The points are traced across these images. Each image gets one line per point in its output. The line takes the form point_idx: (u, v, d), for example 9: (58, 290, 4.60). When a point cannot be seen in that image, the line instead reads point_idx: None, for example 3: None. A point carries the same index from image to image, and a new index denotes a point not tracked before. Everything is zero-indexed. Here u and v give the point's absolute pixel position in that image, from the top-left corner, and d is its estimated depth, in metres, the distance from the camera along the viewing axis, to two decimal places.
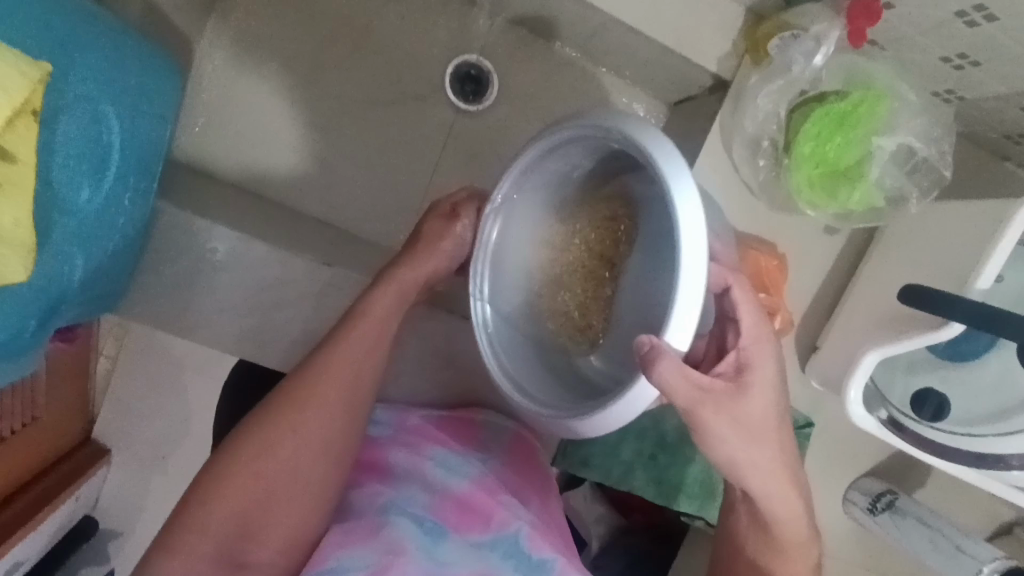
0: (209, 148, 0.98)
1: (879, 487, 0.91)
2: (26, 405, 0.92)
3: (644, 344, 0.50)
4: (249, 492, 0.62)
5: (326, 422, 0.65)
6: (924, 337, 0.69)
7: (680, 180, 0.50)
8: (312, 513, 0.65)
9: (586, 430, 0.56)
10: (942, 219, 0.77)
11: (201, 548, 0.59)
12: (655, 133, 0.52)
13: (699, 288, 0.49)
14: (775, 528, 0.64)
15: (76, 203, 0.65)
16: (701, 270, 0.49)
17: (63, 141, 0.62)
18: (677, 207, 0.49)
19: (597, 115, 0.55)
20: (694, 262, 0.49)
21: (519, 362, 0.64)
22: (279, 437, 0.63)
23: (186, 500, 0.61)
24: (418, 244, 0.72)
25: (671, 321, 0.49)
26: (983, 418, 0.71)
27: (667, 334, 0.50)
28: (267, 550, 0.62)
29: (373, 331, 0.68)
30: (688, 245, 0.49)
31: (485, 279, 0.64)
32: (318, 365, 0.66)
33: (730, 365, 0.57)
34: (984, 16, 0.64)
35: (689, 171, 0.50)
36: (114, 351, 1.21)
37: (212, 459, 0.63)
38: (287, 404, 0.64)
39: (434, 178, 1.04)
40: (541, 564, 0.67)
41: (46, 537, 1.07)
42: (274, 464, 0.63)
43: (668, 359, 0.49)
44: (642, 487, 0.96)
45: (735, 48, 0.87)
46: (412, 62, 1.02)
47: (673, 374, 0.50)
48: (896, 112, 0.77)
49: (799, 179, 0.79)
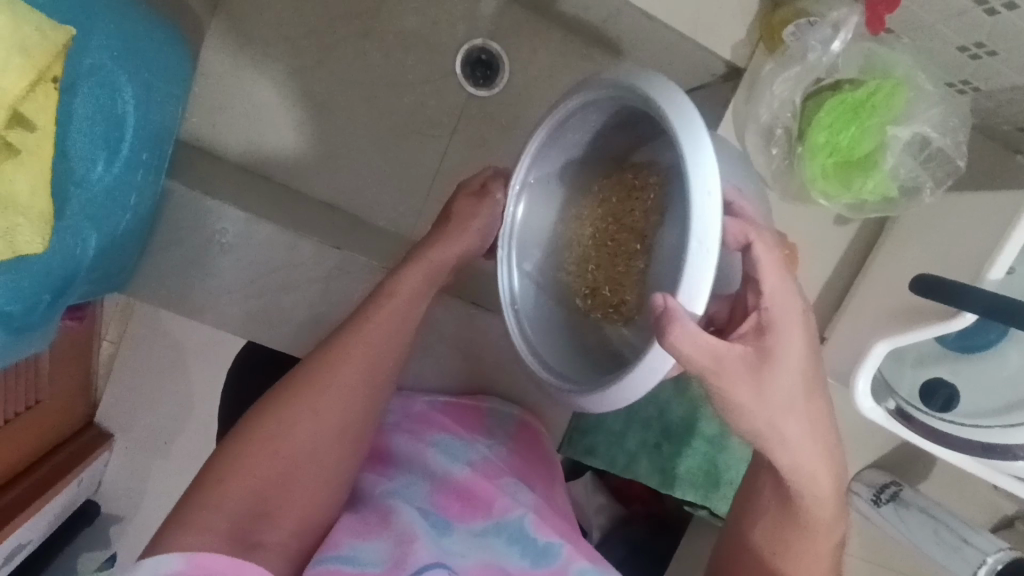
0: (217, 129, 0.97)
1: (883, 479, 0.93)
2: (30, 387, 0.92)
3: (658, 304, 0.49)
4: (263, 470, 0.62)
5: (343, 404, 0.66)
6: (937, 328, 0.69)
7: (692, 137, 0.48)
8: (326, 499, 0.66)
9: (603, 404, 0.55)
10: (955, 210, 0.77)
11: (214, 522, 0.58)
12: (658, 81, 0.51)
13: (714, 247, 0.47)
14: (790, 514, 0.64)
15: (90, 175, 0.64)
16: (716, 222, 0.47)
17: (81, 111, 0.62)
18: (687, 169, 0.48)
19: (604, 75, 0.55)
20: (712, 224, 0.47)
21: (548, 340, 0.65)
22: (297, 419, 0.64)
23: (203, 478, 0.60)
24: (449, 223, 0.72)
25: (687, 283, 0.48)
26: (990, 411, 0.71)
27: (683, 295, 0.48)
28: (282, 531, 0.62)
29: (389, 315, 0.68)
30: (701, 210, 0.47)
31: (512, 257, 0.65)
32: (335, 350, 0.67)
33: (750, 329, 0.55)
34: (1004, 4, 0.64)
35: (700, 117, 0.49)
36: (117, 335, 1.21)
37: (227, 441, 0.63)
38: (305, 386, 0.65)
39: (444, 163, 1.04)
40: (548, 548, 0.67)
41: (49, 519, 1.07)
42: (292, 446, 0.63)
43: (681, 324, 0.47)
44: (647, 474, 0.98)
45: (750, 35, 0.87)
46: (423, 46, 1.02)
47: (686, 340, 0.48)
48: (913, 101, 0.76)
49: (813, 169, 0.78)
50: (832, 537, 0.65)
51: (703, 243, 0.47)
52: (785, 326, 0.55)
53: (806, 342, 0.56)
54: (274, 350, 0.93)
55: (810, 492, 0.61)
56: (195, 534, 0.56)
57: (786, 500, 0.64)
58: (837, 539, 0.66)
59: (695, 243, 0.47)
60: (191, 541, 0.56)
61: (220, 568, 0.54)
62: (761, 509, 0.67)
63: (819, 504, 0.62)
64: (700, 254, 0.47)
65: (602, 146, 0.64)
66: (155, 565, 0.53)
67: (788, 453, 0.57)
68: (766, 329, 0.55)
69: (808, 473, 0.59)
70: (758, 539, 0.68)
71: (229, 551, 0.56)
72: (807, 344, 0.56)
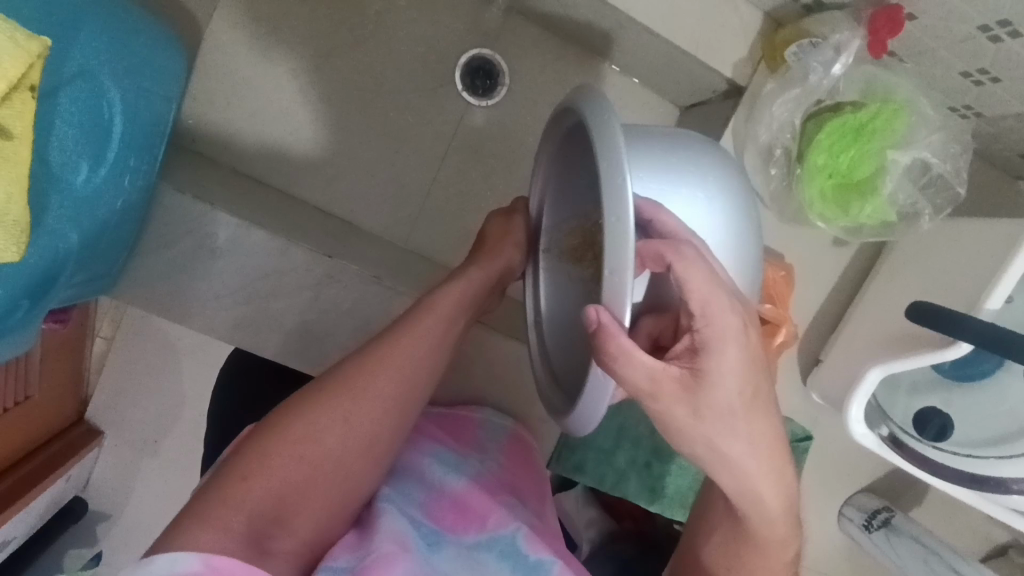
0: (214, 129, 0.96)
1: (875, 504, 0.91)
2: (19, 384, 0.91)
3: (590, 320, 0.49)
4: (279, 473, 0.61)
5: (375, 415, 0.67)
6: (928, 356, 0.68)
7: (610, 157, 0.49)
8: (339, 510, 0.64)
9: (584, 425, 0.59)
10: (952, 238, 0.76)
11: (231, 522, 0.56)
12: (597, 100, 0.54)
13: (621, 276, 0.47)
14: (744, 549, 0.63)
15: (74, 184, 0.66)
16: (624, 246, 0.47)
17: (63, 120, 0.64)
18: (603, 191, 0.48)
19: (565, 100, 0.60)
20: (627, 253, 0.47)
21: (562, 357, 0.69)
22: (330, 423, 0.65)
23: (225, 475, 0.59)
24: (486, 244, 0.76)
25: (615, 296, 0.48)
26: (983, 442, 0.71)
27: (611, 309, 0.48)
28: (293, 539, 0.61)
29: (426, 331, 0.71)
30: (613, 235, 0.47)
31: (530, 283, 0.75)
32: (372, 359, 0.69)
33: (684, 349, 0.51)
34: (1009, 32, 0.63)
35: (618, 134, 0.50)
36: (111, 333, 1.20)
37: (249, 441, 0.63)
38: (341, 389, 0.67)
39: (440, 172, 1.03)
40: (538, 564, 0.64)
41: (36, 516, 1.06)
42: (318, 451, 0.63)
43: (613, 340, 0.47)
44: (635, 494, 0.95)
45: (752, 54, 0.85)
46: (423, 54, 1.01)
47: (621, 359, 0.48)
48: (913, 126, 0.76)
49: (811, 191, 0.78)
50: (785, 572, 0.64)
51: (617, 272, 0.47)
52: (721, 343, 0.50)
53: (762, 365, 0.52)
54: (263, 357, 0.91)
55: (761, 531, 0.60)
56: (211, 533, 0.54)
57: (739, 535, 0.63)
58: (792, 573, 0.65)
59: (608, 272, 0.48)
60: (206, 539, 0.54)
61: (233, 569, 0.52)
62: (721, 543, 0.65)
63: (771, 541, 0.61)
64: (613, 283, 0.48)
65: (584, 167, 0.63)
66: (170, 563, 0.51)
67: (753, 490, 0.55)
68: (700, 351, 0.50)
69: (765, 513, 0.57)
70: (711, 570, 0.66)
71: (244, 554, 0.55)
72: (750, 367, 0.51)
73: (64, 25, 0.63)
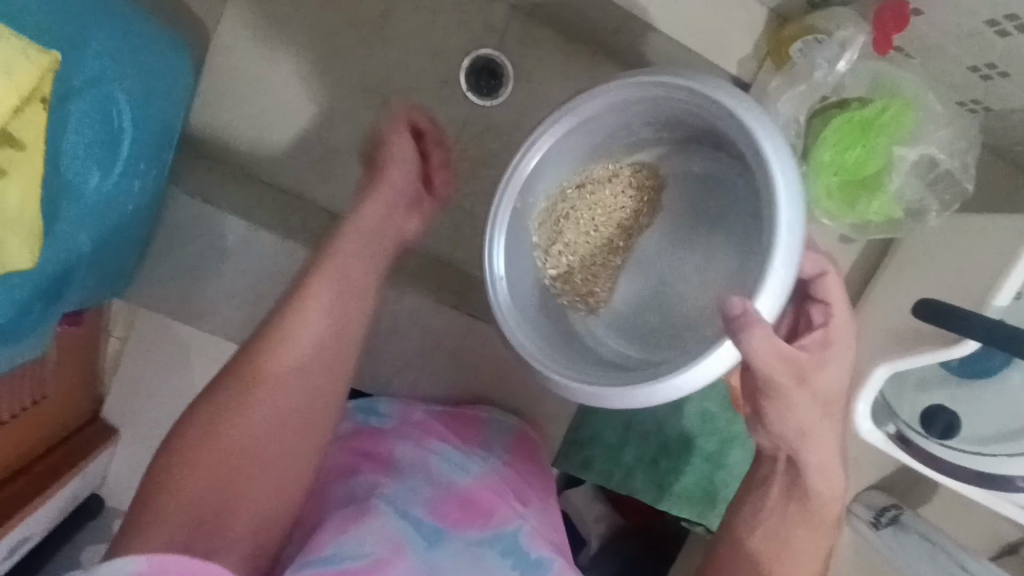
0: (223, 132, 0.98)
1: (884, 501, 0.94)
2: (35, 382, 0.92)
3: (735, 307, 0.57)
4: (209, 474, 0.61)
5: (290, 392, 0.66)
6: (937, 354, 0.68)
7: (782, 159, 0.58)
8: (287, 495, 0.64)
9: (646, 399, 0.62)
10: (962, 235, 0.75)
11: (167, 533, 0.57)
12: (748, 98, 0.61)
13: (789, 275, 0.58)
14: (783, 526, 0.70)
15: (84, 188, 0.68)
16: (793, 254, 0.58)
17: (75, 133, 0.66)
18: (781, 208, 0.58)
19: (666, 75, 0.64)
20: (794, 256, 0.57)
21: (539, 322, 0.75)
22: (242, 412, 0.64)
23: (149, 491, 0.59)
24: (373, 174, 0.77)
25: (765, 292, 0.58)
26: (995, 438, 0.70)
27: (759, 303, 0.58)
28: (239, 532, 0.61)
29: (325, 300, 0.68)
30: (787, 237, 0.57)
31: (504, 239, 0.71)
32: (271, 341, 0.66)
33: (815, 341, 0.64)
34: (1017, 25, 0.62)
35: (777, 132, 0.60)
36: (124, 333, 1.22)
37: (167, 451, 0.62)
38: (245, 376, 0.65)
39: (447, 170, 1.02)
40: (539, 562, 0.66)
41: (54, 513, 1.07)
42: (239, 442, 0.63)
43: (757, 327, 0.57)
44: (642, 490, 0.96)
45: (757, 50, 0.88)
46: (429, 53, 1.00)
47: (761, 336, 0.57)
48: (920, 121, 0.75)
49: (818, 187, 0.77)
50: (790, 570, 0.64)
51: (783, 271, 0.58)
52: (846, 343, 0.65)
53: (842, 380, 0.65)
54: None
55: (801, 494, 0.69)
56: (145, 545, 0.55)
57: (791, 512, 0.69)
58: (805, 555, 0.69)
59: (780, 270, 0.57)
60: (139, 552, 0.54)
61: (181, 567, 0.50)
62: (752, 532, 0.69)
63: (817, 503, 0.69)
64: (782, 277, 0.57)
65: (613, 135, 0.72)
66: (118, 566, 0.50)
67: None
68: (829, 344, 0.64)
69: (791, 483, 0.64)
70: None
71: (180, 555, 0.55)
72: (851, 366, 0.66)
73: (75, 39, 0.65)
